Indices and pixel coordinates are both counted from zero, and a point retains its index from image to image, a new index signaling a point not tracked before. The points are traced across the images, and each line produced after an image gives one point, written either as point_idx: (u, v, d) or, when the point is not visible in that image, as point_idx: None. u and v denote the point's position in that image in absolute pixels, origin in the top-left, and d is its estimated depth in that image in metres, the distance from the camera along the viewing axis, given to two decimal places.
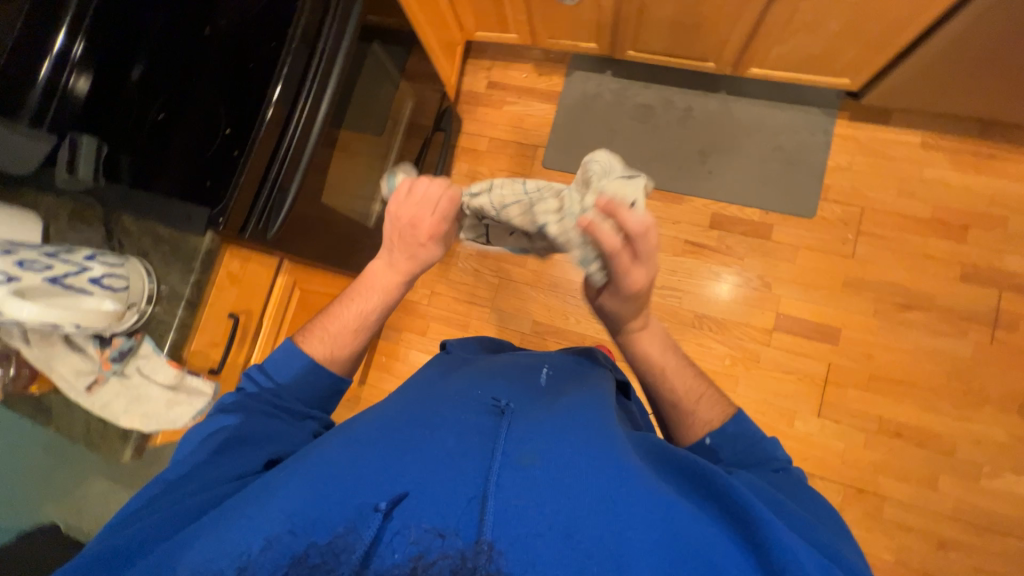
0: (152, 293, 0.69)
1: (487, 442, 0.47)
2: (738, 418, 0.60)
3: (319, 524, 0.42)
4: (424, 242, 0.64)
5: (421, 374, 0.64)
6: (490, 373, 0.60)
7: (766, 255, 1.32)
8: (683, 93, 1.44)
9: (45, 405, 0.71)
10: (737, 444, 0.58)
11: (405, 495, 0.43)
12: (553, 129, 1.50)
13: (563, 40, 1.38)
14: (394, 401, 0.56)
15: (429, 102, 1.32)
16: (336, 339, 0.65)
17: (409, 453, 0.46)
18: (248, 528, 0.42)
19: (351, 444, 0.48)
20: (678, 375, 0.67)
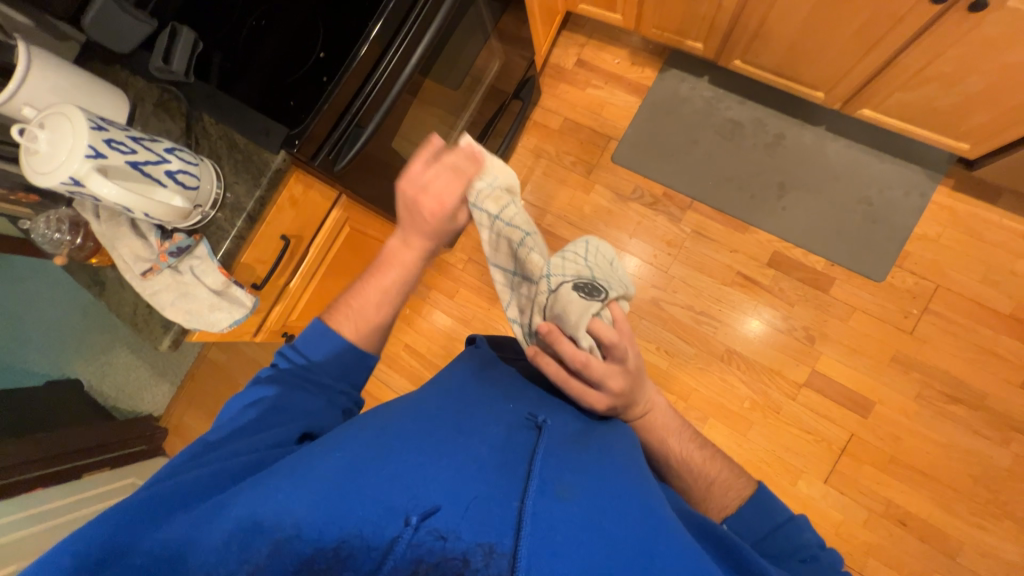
0: (217, 198, 0.71)
1: (523, 462, 0.47)
2: (760, 501, 0.58)
3: (349, 514, 0.42)
4: (430, 220, 0.59)
5: (454, 368, 0.64)
6: (529, 390, 0.59)
7: (818, 307, 1.26)
8: (779, 118, 1.35)
9: (99, 277, 0.75)
10: (757, 528, 0.57)
11: (435, 507, 0.42)
12: (632, 125, 1.44)
13: (667, 33, 1.30)
14: (430, 396, 0.56)
15: (515, 68, 1.27)
16: (359, 312, 0.63)
17: (444, 455, 0.46)
18: (282, 502, 0.42)
19: (388, 435, 0.48)
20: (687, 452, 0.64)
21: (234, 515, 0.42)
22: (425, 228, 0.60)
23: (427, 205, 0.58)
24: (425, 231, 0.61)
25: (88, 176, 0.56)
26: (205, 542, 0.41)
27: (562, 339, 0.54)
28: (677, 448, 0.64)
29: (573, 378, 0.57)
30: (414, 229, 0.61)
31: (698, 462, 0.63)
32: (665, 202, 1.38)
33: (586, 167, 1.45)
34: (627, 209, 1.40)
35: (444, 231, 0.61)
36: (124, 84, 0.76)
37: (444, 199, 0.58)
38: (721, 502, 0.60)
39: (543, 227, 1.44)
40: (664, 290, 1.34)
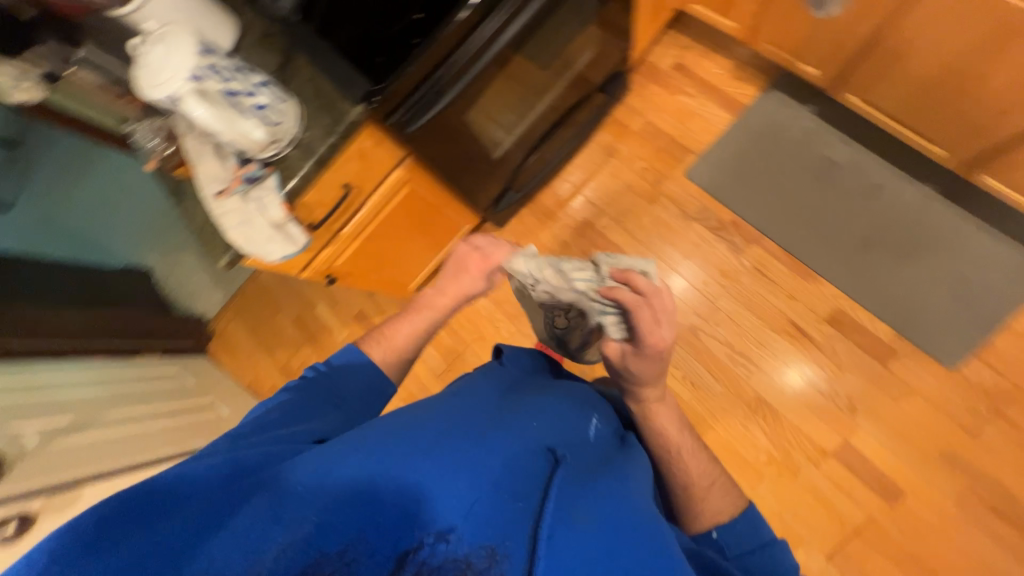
0: (294, 137, 0.74)
1: (537, 490, 0.47)
2: (750, 518, 0.64)
3: (371, 522, 0.44)
4: (471, 271, 0.74)
5: (474, 381, 0.66)
6: (548, 413, 0.60)
7: (870, 378, 1.16)
8: (883, 167, 1.22)
9: (180, 188, 0.82)
10: (744, 542, 0.63)
11: (451, 527, 0.43)
12: (717, 141, 1.36)
13: (781, 52, 1.20)
14: (453, 404, 0.58)
15: (608, 60, 1.23)
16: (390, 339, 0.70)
17: (458, 474, 0.47)
18: (305, 502, 0.44)
19: (412, 442, 0.49)
20: (692, 457, 0.68)
21: (266, 504, 0.44)
22: (466, 288, 0.74)
23: (474, 258, 0.74)
24: (463, 285, 0.74)
25: (186, 96, 0.61)
26: (228, 533, 0.42)
27: (634, 274, 0.67)
28: (684, 453, 0.68)
29: (645, 308, 0.65)
30: (451, 285, 0.74)
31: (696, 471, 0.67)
32: (731, 230, 1.31)
33: (655, 176, 1.39)
34: (689, 229, 1.34)
35: (474, 291, 0.74)
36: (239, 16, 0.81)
37: (488, 257, 0.74)
38: (719, 508, 0.65)
39: (596, 228, 1.42)
40: (705, 320, 1.28)
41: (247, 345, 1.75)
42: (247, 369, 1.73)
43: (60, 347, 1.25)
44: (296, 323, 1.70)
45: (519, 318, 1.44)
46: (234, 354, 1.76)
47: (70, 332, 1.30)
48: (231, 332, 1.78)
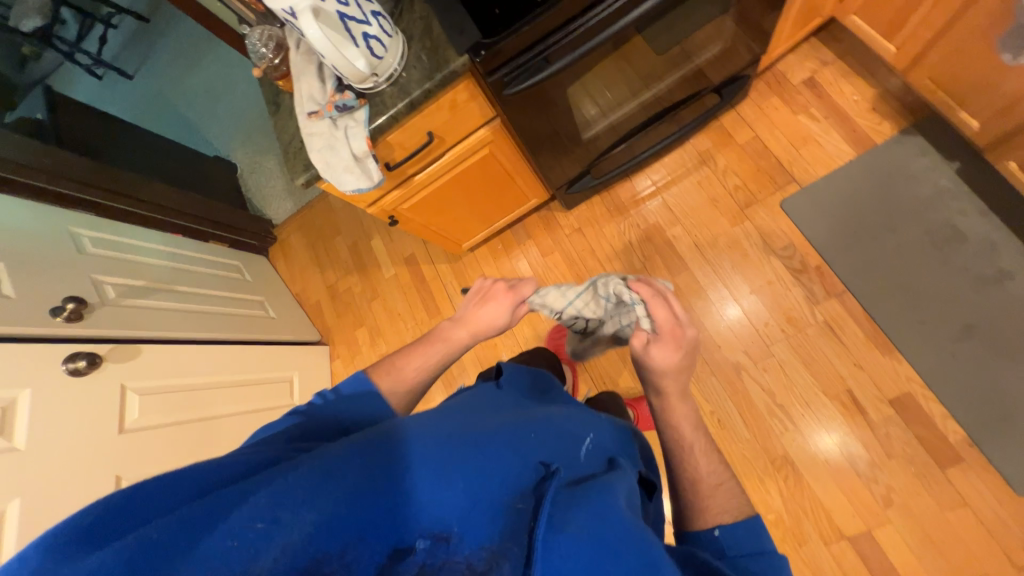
0: (392, 74, 0.73)
1: (530, 505, 0.43)
2: (754, 525, 0.54)
3: (370, 530, 0.41)
4: (497, 301, 0.76)
5: (476, 399, 0.64)
6: (549, 428, 0.55)
7: (920, 477, 1.04)
8: (1020, 253, 1.05)
9: (277, 99, 0.84)
10: (743, 545, 0.52)
11: (446, 536, 0.42)
12: (829, 176, 1.22)
13: (940, 94, 1.03)
14: (449, 416, 0.55)
15: (733, 60, 1.11)
16: (397, 372, 0.70)
17: (450, 487, 0.44)
18: (302, 500, 0.40)
19: (407, 454, 0.47)
20: (702, 455, 0.63)
21: (264, 497, 0.40)
22: (489, 318, 0.76)
23: (500, 288, 0.78)
24: (482, 319, 0.76)
25: (303, 13, 0.59)
26: (226, 528, 0.38)
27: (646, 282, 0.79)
28: (694, 452, 0.64)
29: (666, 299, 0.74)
30: (470, 319, 0.76)
31: (704, 468, 0.62)
32: (813, 276, 1.19)
33: (746, 198, 1.28)
34: (766, 262, 1.23)
35: (498, 323, 0.76)
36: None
37: (517, 292, 0.78)
38: (718, 506, 0.58)
39: (666, 236, 1.34)
40: (753, 361, 1.20)
41: (302, 258, 1.84)
42: (297, 279, 1.83)
43: (104, 202, 1.34)
44: (350, 250, 1.77)
45: None
46: (290, 262, 1.86)
47: (145, 201, 1.45)
48: (291, 242, 1.88)
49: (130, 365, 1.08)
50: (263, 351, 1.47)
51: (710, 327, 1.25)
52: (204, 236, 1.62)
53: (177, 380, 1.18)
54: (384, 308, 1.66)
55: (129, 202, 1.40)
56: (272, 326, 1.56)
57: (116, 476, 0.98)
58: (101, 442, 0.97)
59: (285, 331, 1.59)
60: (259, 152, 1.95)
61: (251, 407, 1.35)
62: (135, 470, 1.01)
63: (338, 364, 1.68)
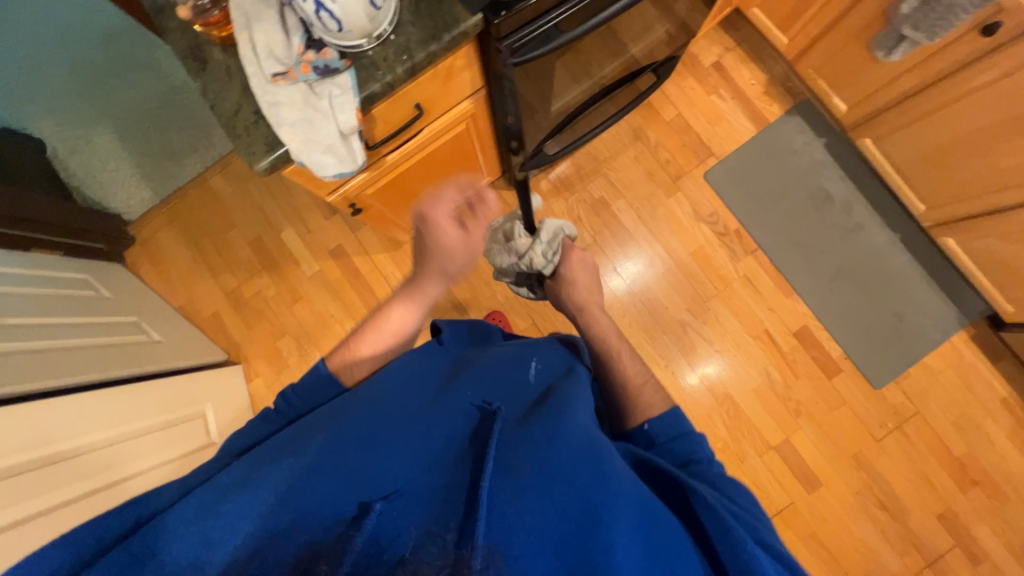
0: (385, 31, 0.59)
1: (476, 448, 0.43)
2: (674, 412, 0.60)
3: (314, 505, 0.39)
4: (457, 227, 0.74)
5: (410, 357, 0.62)
6: (492, 374, 0.57)
7: (817, 389, 1.34)
8: (866, 208, 1.38)
9: (200, 52, 0.61)
10: (665, 430, 0.59)
11: (395, 492, 0.40)
12: (737, 150, 1.41)
13: (820, 80, 1.26)
14: (387, 389, 0.54)
15: (671, 43, 1.19)
16: (372, 349, 0.66)
17: (392, 456, 0.43)
18: (235, 522, 0.39)
19: (344, 436, 0.45)
20: (628, 357, 0.74)
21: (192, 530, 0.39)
22: (453, 261, 0.74)
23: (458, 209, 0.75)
24: (447, 253, 0.73)
25: None
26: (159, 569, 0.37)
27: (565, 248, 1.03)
28: (622, 356, 0.74)
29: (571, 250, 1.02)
30: (438, 267, 0.73)
31: (629, 370, 0.71)
32: (733, 238, 1.39)
33: (676, 171, 1.41)
34: (697, 229, 1.39)
35: (461, 260, 0.74)
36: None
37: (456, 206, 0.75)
38: (649, 400, 0.64)
39: (610, 208, 1.41)
40: (695, 317, 1.37)
41: (183, 261, 1.46)
42: (182, 288, 1.45)
43: None
44: (253, 246, 1.46)
45: None
46: (164, 269, 1.47)
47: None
48: (161, 242, 1.49)
49: None
50: (160, 385, 1.14)
51: (658, 290, 1.38)
52: (28, 244, 1.13)
53: (49, 449, 0.84)
54: (312, 311, 1.43)
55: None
56: (160, 354, 1.21)
57: None
58: None
59: (177, 358, 1.25)
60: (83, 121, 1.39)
61: (160, 460, 1.05)
62: None
63: (258, 383, 1.42)
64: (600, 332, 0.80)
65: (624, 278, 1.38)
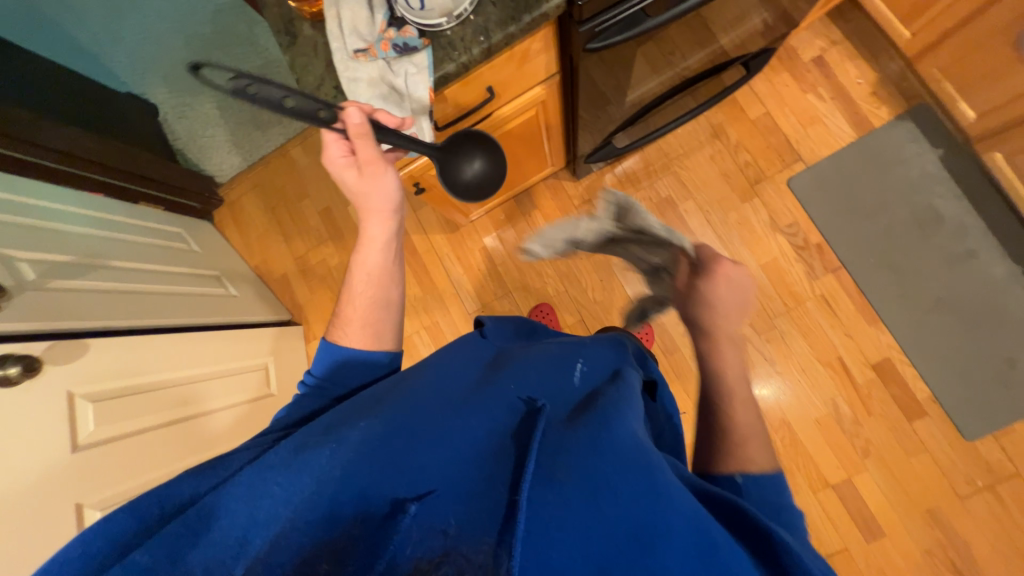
0: (466, 10, 0.58)
1: (516, 447, 0.43)
2: (779, 480, 0.52)
3: (356, 491, 0.40)
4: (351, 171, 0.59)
5: (455, 351, 0.63)
6: (537, 370, 0.55)
7: (893, 430, 1.20)
8: (982, 234, 1.19)
9: (288, 27, 0.64)
10: (765, 497, 0.50)
11: (430, 491, 0.40)
12: (831, 156, 1.27)
13: (945, 82, 1.10)
14: (432, 378, 0.54)
15: (767, 33, 1.09)
16: (362, 318, 0.61)
17: (433, 447, 0.43)
18: (281, 498, 0.41)
19: (387, 421, 0.45)
20: (742, 406, 0.60)
21: (241, 508, 0.41)
22: (374, 199, 0.61)
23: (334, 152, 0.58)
24: (368, 196, 0.60)
25: None
26: (217, 535, 0.39)
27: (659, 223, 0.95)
28: (733, 403, 0.61)
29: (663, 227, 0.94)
30: (368, 211, 0.62)
31: (741, 420, 0.59)
32: (813, 253, 1.26)
33: (756, 174, 1.30)
34: (772, 239, 1.28)
35: (380, 187, 0.60)
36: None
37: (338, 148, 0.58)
38: (748, 455, 0.55)
39: (677, 209, 1.33)
40: (756, 334, 1.27)
41: (260, 225, 1.58)
42: (258, 249, 1.57)
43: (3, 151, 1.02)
44: (323, 216, 1.54)
45: (572, 280, 1.37)
46: (244, 230, 1.58)
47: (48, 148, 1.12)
48: (244, 205, 1.59)
49: (74, 366, 0.85)
50: (233, 336, 1.25)
51: None
52: (131, 197, 1.30)
53: (134, 380, 0.96)
54: None
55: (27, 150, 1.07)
56: (236, 307, 1.33)
57: (77, 505, 0.78)
58: (48, 466, 0.76)
59: (251, 312, 1.37)
60: (191, 91, 1.57)
61: (227, 403, 1.16)
62: (99, 492, 0.82)
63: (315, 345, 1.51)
64: (723, 369, 0.63)
65: None
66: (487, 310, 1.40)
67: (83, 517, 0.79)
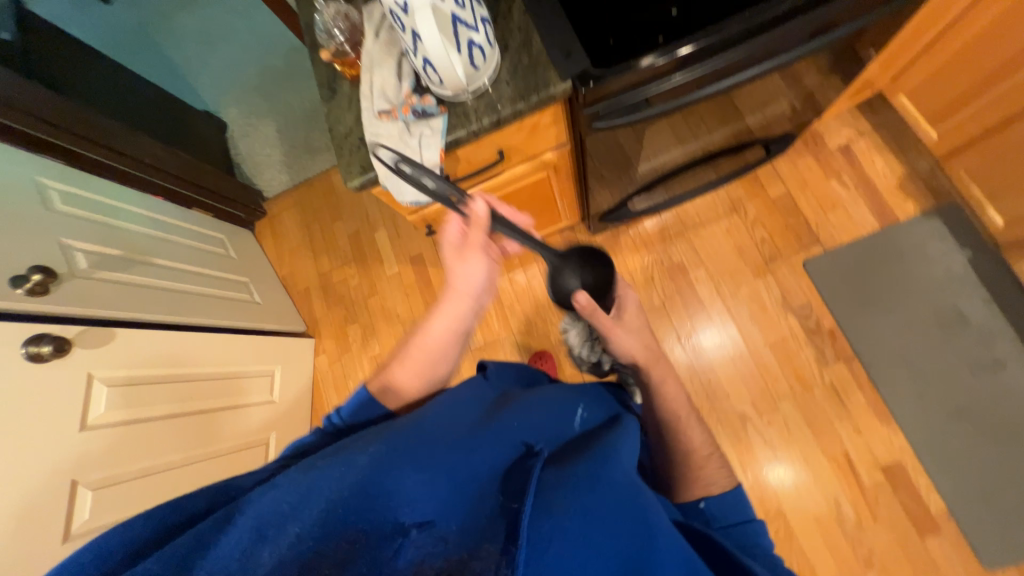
0: (481, 86, 0.65)
1: (515, 484, 0.44)
2: (737, 494, 0.59)
3: (362, 508, 0.42)
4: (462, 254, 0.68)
5: (464, 388, 0.65)
6: (538, 414, 0.58)
7: (901, 544, 1.09)
8: (1013, 343, 1.13)
9: (331, 82, 0.74)
10: (725, 515, 0.57)
11: (431, 520, 0.42)
12: (851, 244, 1.26)
13: (974, 185, 1.08)
14: (436, 410, 0.56)
15: (792, 118, 1.12)
16: (408, 374, 0.64)
17: (439, 478, 0.45)
18: (289, 512, 0.42)
19: (394, 446, 0.47)
20: (693, 430, 0.65)
21: (251, 518, 0.42)
22: (469, 285, 0.68)
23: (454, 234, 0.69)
24: (459, 275, 0.68)
25: (421, 8, 0.51)
26: (221, 554, 0.40)
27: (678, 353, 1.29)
28: (686, 427, 0.65)
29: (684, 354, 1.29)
30: (459, 295, 0.69)
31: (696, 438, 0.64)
32: (824, 339, 1.22)
33: (771, 252, 1.29)
34: (783, 318, 1.26)
35: (471, 273, 0.68)
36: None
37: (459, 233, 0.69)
38: (711, 476, 0.61)
39: (687, 276, 1.33)
40: (758, 414, 1.22)
41: (294, 240, 1.69)
42: (287, 261, 1.68)
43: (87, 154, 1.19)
44: (351, 239, 1.64)
45: None
46: (279, 242, 1.70)
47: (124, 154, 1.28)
48: (283, 220, 1.72)
49: (99, 350, 0.94)
50: (246, 340, 1.33)
51: (721, 374, 1.26)
52: (186, 201, 1.44)
53: (150, 370, 1.04)
54: (382, 307, 1.56)
55: (106, 153, 1.23)
56: (258, 314, 1.42)
57: (72, 480, 0.85)
58: (56, 439, 0.83)
59: (272, 320, 1.45)
60: (258, 116, 1.75)
61: (229, 404, 1.22)
62: (95, 471, 0.88)
63: (321, 359, 1.57)
64: (668, 399, 0.68)
65: (687, 351, 1.29)
66: (488, 349, 1.42)
67: (76, 492, 0.85)
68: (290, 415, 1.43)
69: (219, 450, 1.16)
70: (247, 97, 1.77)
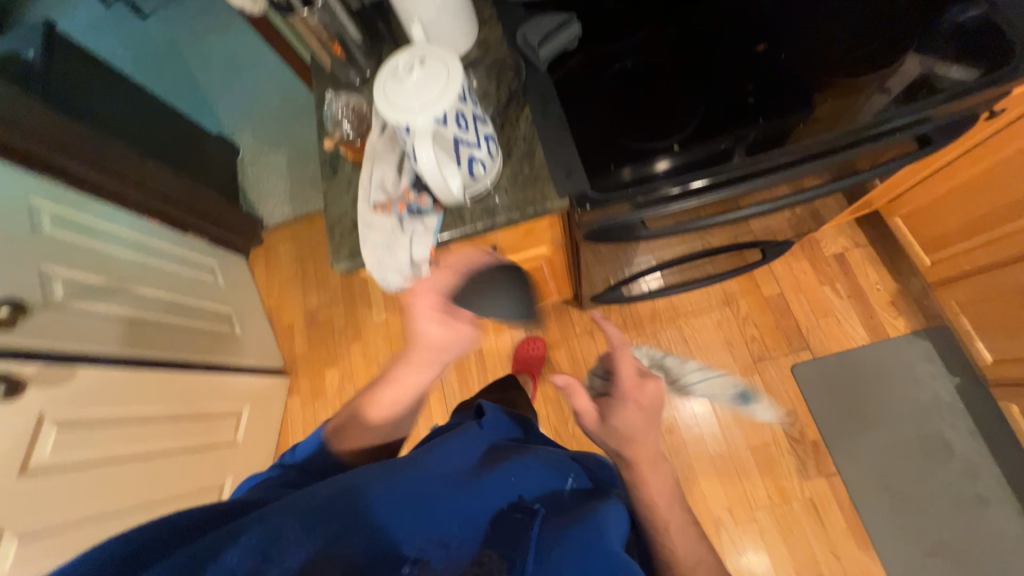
0: (480, 191, 0.66)
1: (505, 540, 0.45)
2: None
3: (364, 542, 0.40)
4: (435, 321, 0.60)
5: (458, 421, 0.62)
6: (529, 465, 0.53)
7: None
8: (996, 481, 1.10)
9: (333, 162, 0.74)
10: None
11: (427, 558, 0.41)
12: (840, 353, 1.25)
13: (963, 317, 1.08)
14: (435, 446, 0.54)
15: (795, 227, 1.13)
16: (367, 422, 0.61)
17: (437, 520, 0.45)
18: (299, 533, 0.38)
19: (394, 481, 0.45)
20: (678, 534, 0.55)
21: (258, 534, 0.36)
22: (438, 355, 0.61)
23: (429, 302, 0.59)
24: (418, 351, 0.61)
25: (422, 132, 0.51)
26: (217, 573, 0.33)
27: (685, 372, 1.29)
28: (669, 532, 0.55)
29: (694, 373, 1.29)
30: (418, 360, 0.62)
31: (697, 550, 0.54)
32: (807, 449, 1.19)
33: (760, 351, 1.28)
34: (768, 422, 1.23)
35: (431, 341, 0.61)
36: (488, 46, 0.78)
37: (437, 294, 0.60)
38: None
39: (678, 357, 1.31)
40: (735, 522, 1.17)
41: (286, 272, 1.67)
42: (276, 293, 1.65)
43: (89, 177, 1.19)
44: (343, 279, 1.63)
45: (556, 407, 1.34)
46: (270, 273, 1.68)
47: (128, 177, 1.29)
48: (278, 251, 1.70)
49: (58, 389, 0.91)
50: (219, 378, 1.28)
51: (700, 471, 1.22)
52: (184, 224, 1.43)
53: (111, 409, 1.00)
54: (363, 353, 1.53)
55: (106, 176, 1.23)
56: (234, 350, 1.38)
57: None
58: None
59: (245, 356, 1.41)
60: (270, 148, 1.78)
61: (187, 446, 1.17)
62: (30, 520, 0.83)
63: (294, 400, 1.52)
64: (650, 492, 0.59)
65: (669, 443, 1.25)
66: None
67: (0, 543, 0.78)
68: (250, 458, 1.37)
69: (167, 497, 1.10)
70: (263, 128, 1.79)
